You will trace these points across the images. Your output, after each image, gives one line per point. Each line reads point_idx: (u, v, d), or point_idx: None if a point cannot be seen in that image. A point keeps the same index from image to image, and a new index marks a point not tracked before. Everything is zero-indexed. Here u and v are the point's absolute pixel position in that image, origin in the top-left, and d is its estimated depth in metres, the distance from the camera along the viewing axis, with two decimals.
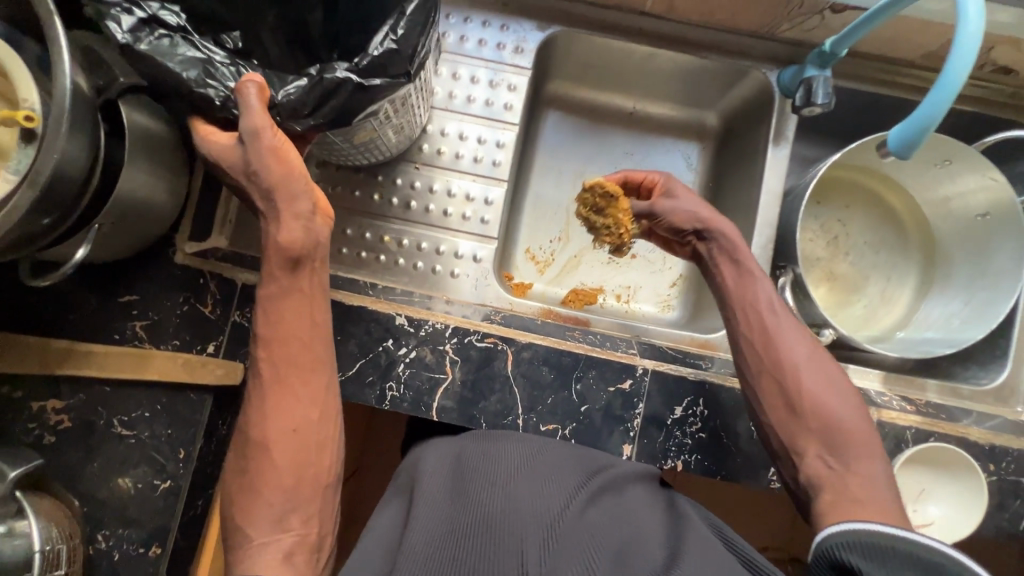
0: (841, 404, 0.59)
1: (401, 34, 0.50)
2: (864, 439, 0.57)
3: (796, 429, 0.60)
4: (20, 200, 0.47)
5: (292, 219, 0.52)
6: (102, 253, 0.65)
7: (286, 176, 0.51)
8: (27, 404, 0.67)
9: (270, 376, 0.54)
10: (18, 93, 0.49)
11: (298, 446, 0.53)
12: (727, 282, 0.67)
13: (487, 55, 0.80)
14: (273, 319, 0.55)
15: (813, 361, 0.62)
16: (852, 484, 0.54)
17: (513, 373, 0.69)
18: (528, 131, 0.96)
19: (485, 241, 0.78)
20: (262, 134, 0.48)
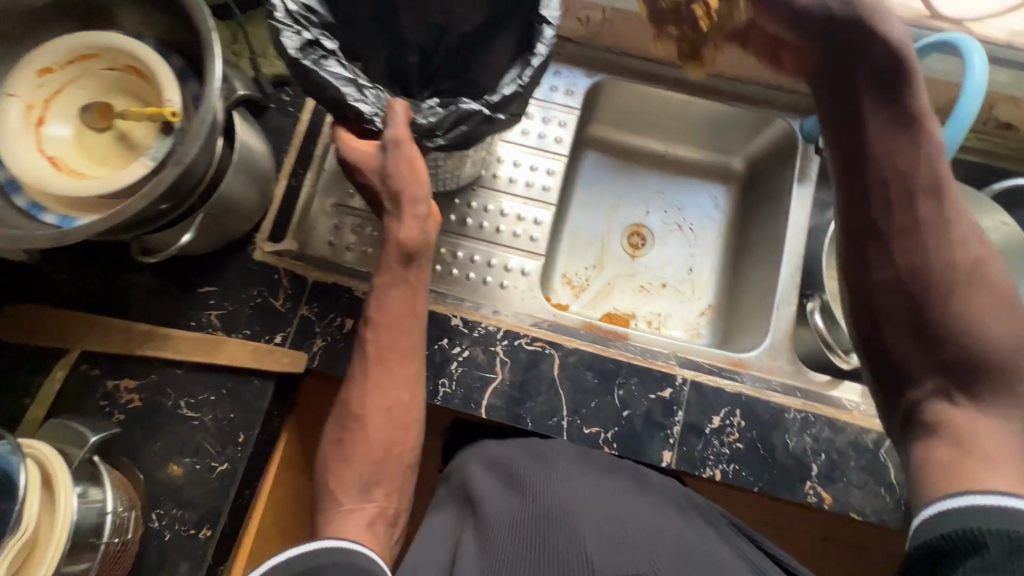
0: (990, 322, 0.56)
1: (526, 80, 0.61)
2: (1007, 366, 0.55)
3: (923, 354, 0.59)
4: (164, 176, 0.54)
5: (412, 220, 0.65)
6: (195, 247, 0.72)
7: (414, 181, 0.63)
8: (103, 382, 0.72)
9: (374, 357, 0.66)
10: (164, 95, 0.58)
11: (390, 419, 0.65)
12: (880, 154, 0.59)
13: (541, 95, 0.91)
14: (383, 308, 0.66)
15: (961, 267, 0.58)
16: (979, 430, 0.53)
17: (560, 375, 0.74)
18: (569, 167, 1.05)
19: (534, 257, 0.84)
20: (401, 144, 0.61)
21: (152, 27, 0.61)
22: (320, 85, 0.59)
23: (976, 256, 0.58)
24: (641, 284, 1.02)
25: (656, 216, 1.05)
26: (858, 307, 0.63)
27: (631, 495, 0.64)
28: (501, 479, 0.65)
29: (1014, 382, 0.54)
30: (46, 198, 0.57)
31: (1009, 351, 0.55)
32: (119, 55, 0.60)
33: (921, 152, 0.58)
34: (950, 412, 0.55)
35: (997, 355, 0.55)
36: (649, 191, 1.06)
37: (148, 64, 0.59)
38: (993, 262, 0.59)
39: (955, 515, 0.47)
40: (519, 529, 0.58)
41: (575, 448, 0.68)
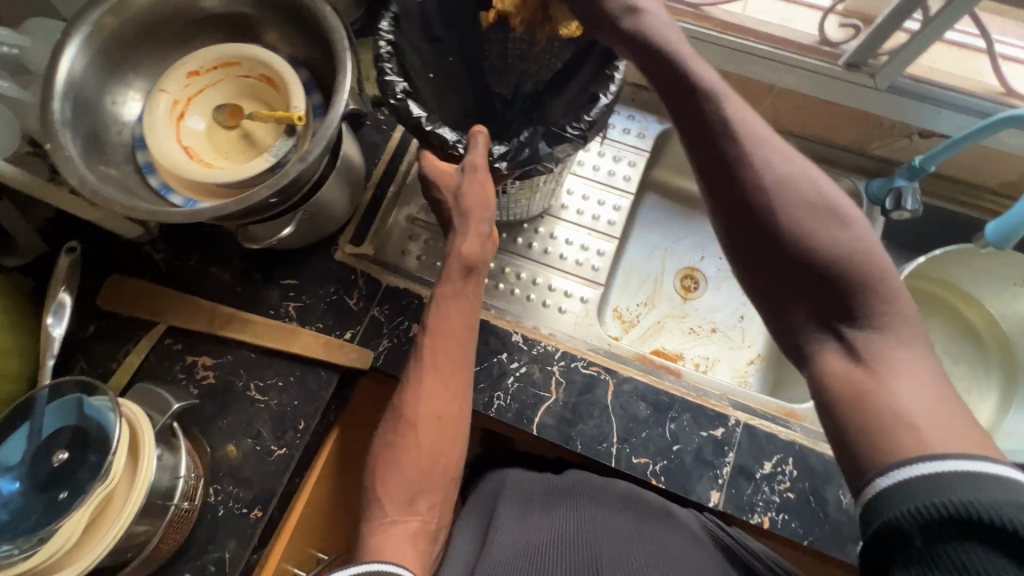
0: (845, 253, 0.46)
1: (591, 117, 0.65)
2: (863, 288, 0.45)
3: (785, 286, 0.48)
4: (290, 171, 0.60)
5: (474, 236, 0.66)
6: (287, 242, 0.78)
7: (482, 203, 0.65)
8: (183, 356, 0.77)
9: (428, 365, 0.64)
10: (292, 101, 0.65)
11: (439, 428, 0.62)
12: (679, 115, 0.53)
13: (614, 137, 0.96)
14: (443, 314, 0.65)
15: (781, 199, 0.48)
16: (888, 361, 0.44)
17: (613, 403, 0.75)
18: (631, 206, 1.10)
19: (593, 285, 0.87)
20: (477, 168, 0.65)
21: (288, 44, 0.69)
22: (409, 113, 0.64)
23: (800, 180, 0.48)
24: (690, 327, 1.05)
25: (710, 262, 1.08)
26: (729, 257, 0.52)
27: (646, 520, 0.64)
28: (522, 504, 0.68)
29: (871, 305, 0.45)
30: (175, 181, 0.64)
31: (868, 293, 0.45)
32: (257, 65, 0.67)
33: (681, 97, 0.53)
34: (845, 361, 0.45)
35: (851, 273, 0.46)
36: (704, 237, 1.10)
37: (282, 76, 0.66)
38: (823, 194, 0.48)
39: (928, 488, 0.37)
40: (533, 541, 0.59)
41: (597, 481, 0.71)
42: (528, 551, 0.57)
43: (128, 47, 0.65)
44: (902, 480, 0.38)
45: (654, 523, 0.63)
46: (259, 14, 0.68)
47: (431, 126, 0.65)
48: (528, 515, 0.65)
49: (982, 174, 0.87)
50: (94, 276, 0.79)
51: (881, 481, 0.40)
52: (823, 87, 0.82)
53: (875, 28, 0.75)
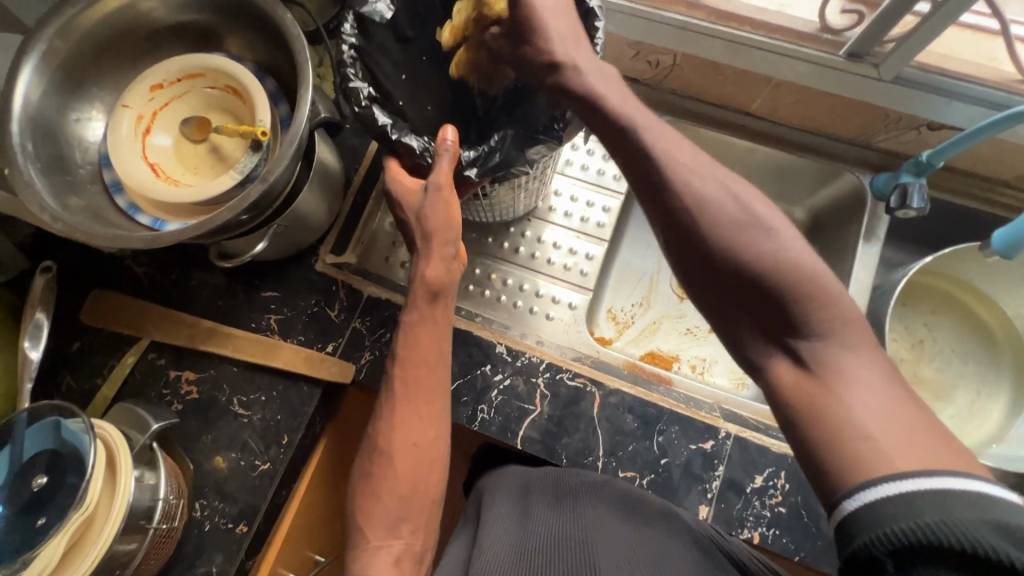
0: (774, 261, 0.43)
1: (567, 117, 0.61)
2: (798, 295, 0.42)
3: (727, 301, 0.46)
4: (253, 190, 0.58)
5: (438, 261, 0.64)
6: (264, 254, 0.76)
7: (445, 224, 0.63)
8: (167, 372, 0.77)
9: (398, 394, 0.63)
10: (257, 115, 0.63)
11: (418, 455, 0.61)
12: (608, 131, 0.51)
13: None
14: (409, 343, 0.64)
15: (703, 215, 0.46)
16: (841, 374, 0.40)
17: (599, 415, 0.73)
18: (625, 202, 1.06)
19: (581, 291, 0.85)
20: (441, 189, 0.62)
21: (257, 53, 0.67)
22: (373, 121, 0.61)
23: (736, 194, 0.46)
24: (687, 327, 1.02)
25: None
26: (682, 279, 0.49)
27: (655, 530, 0.58)
28: (524, 509, 0.62)
29: (814, 316, 0.42)
30: (144, 201, 0.62)
31: (807, 297, 0.42)
32: (221, 76, 0.65)
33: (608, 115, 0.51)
34: (792, 370, 0.43)
35: (787, 279, 0.43)
36: None
37: (246, 87, 0.64)
38: (754, 206, 0.45)
39: (905, 515, 0.34)
40: (531, 556, 0.54)
41: (601, 479, 0.65)
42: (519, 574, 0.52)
43: (90, 61, 0.63)
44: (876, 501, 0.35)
45: (662, 534, 0.58)
46: (229, 25, 0.66)
47: (396, 134, 0.62)
48: (528, 525, 0.59)
49: (996, 168, 0.81)
50: (77, 291, 0.79)
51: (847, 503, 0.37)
52: (822, 79, 0.77)
53: (876, 16, 0.70)
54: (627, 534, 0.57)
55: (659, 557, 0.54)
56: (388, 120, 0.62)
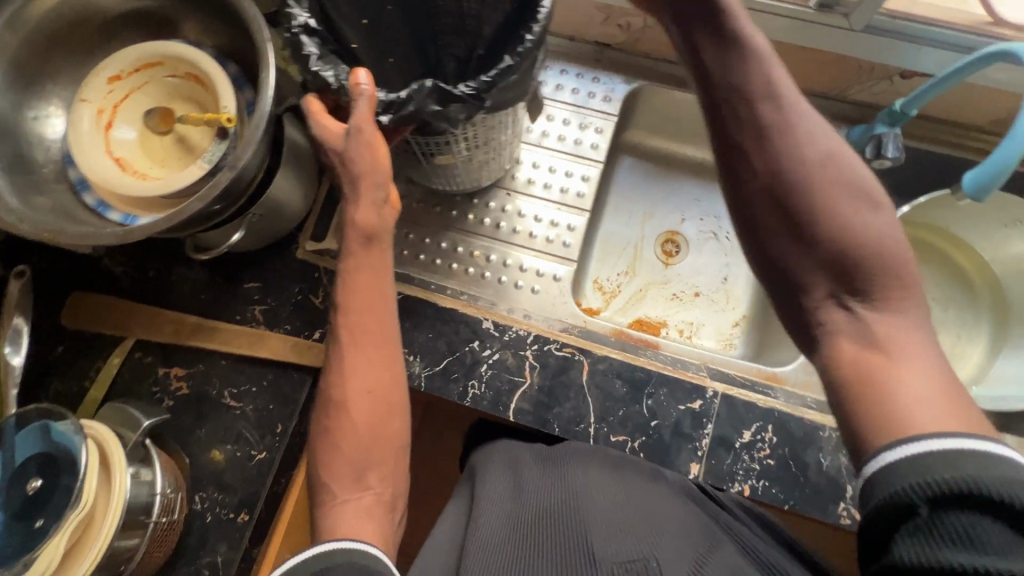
0: (866, 229, 0.46)
1: (493, 78, 0.54)
2: (870, 261, 0.45)
3: (804, 261, 0.48)
4: (221, 179, 0.56)
5: (370, 205, 0.57)
6: (241, 245, 0.75)
7: (371, 167, 0.56)
8: (155, 369, 0.76)
9: (346, 342, 0.59)
10: (220, 102, 0.61)
11: (373, 404, 0.57)
12: (715, 71, 0.53)
13: (577, 101, 0.90)
14: (350, 289, 0.59)
15: (813, 168, 0.48)
16: (901, 343, 0.43)
17: (588, 382, 0.74)
18: (604, 171, 1.06)
19: (564, 262, 0.85)
20: (363, 130, 0.54)
21: (217, 37, 0.65)
22: (299, 48, 0.57)
23: (832, 154, 0.49)
24: (673, 293, 1.03)
25: (690, 223, 1.06)
26: (750, 229, 0.51)
27: (650, 495, 0.59)
28: (518, 480, 0.62)
29: (882, 283, 0.45)
30: (112, 197, 0.61)
31: (882, 271, 0.45)
32: (180, 63, 0.64)
33: (717, 62, 0.53)
34: (847, 323, 0.46)
35: (866, 253, 0.46)
36: (685, 198, 1.06)
37: (207, 74, 0.62)
38: (851, 166, 0.48)
39: (937, 464, 0.36)
40: (526, 527, 0.54)
41: (587, 449, 0.66)
42: (515, 546, 0.52)
43: (37, 54, 0.61)
44: (908, 453, 0.38)
45: (656, 498, 0.59)
46: (186, 10, 0.64)
47: (315, 67, 0.56)
48: (520, 494, 0.59)
49: (966, 114, 0.83)
50: (56, 294, 0.78)
51: (881, 458, 0.39)
52: (794, 33, 0.77)
53: None
54: (620, 497, 0.58)
55: (651, 518, 0.54)
56: (316, 50, 0.58)
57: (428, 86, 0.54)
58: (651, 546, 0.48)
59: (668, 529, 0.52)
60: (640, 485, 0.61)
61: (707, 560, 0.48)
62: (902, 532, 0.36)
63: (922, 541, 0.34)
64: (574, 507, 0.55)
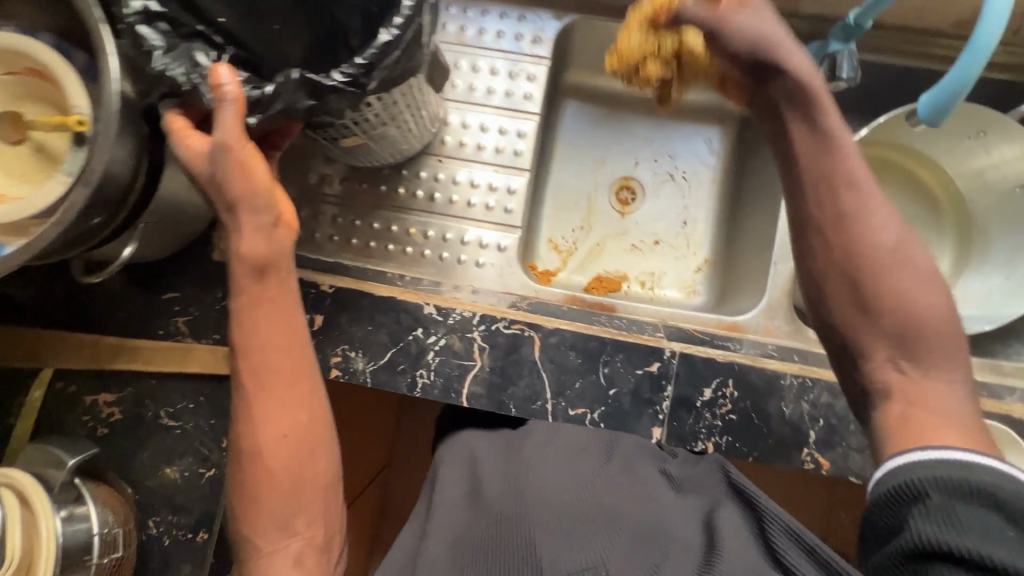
0: (930, 300, 0.50)
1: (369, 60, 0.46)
2: (932, 341, 0.49)
3: (865, 329, 0.52)
4: (76, 197, 0.49)
5: (253, 232, 0.50)
6: (145, 253, 0.68)
7: (251, 190, 0.49)
8: (81, 398, 0.71)
9: (252, 386, 0.54)
10: (69, 100, 0.52)
11: (290, 449, 0.54)
12: (811, 154, 0.56)
13: (506, 47, 0.80)
14: (249, 329, 0.54)
15: (893, 252, 0.52)
16: (930, 398, 0.47)
17: (541, 358, 0.70)
18: (548, 119, 0.98)
19: (508, 230, 0.79)
20: (231, 147, 0.47)
21: (55, 20, 0.55)
22: (141, 40, 0.48)
23: (906, 241, 0.52)
24: (632, 244, 0.98)
25: (645, 167, 0.99)
26: (812, 300, 0.56)
27: (612, 477, 0.59)
28: (473, 475, 0.61)
29: (934, 358, 0.49)
30: None
31: (944, 348, 0.49)
32: (14, 57, 0.54)
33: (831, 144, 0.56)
34: (897, 380, 0.49)
35: (933, 330, 0.49)
36: (638, 140, 0.99)
37: (47, 66, 0.53)
38: (918, 251, 0.52)
39: (957, 468, 0.40)
40: (479, 536, 0.53)
41: (546, 432, 0.65)
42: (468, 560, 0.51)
43: None
44: (928, 457, 0.42)
45: (619, 480, 0.58)
46: None
47: (159, 68, 0.48)
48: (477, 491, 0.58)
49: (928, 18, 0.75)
50: None
51: (902, 461, 0.43)
52: None
53: None
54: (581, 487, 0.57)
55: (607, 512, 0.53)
56: (160, 41, 0.49)
57: (296, 77, 0.46)
58: (601, 549, 0.49)
59: (623, 521, 0.52)
60: (605, 468, 0.60)
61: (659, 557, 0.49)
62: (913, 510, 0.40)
63: (934, 517, 0.38)
64: (526, 502, 0.54)
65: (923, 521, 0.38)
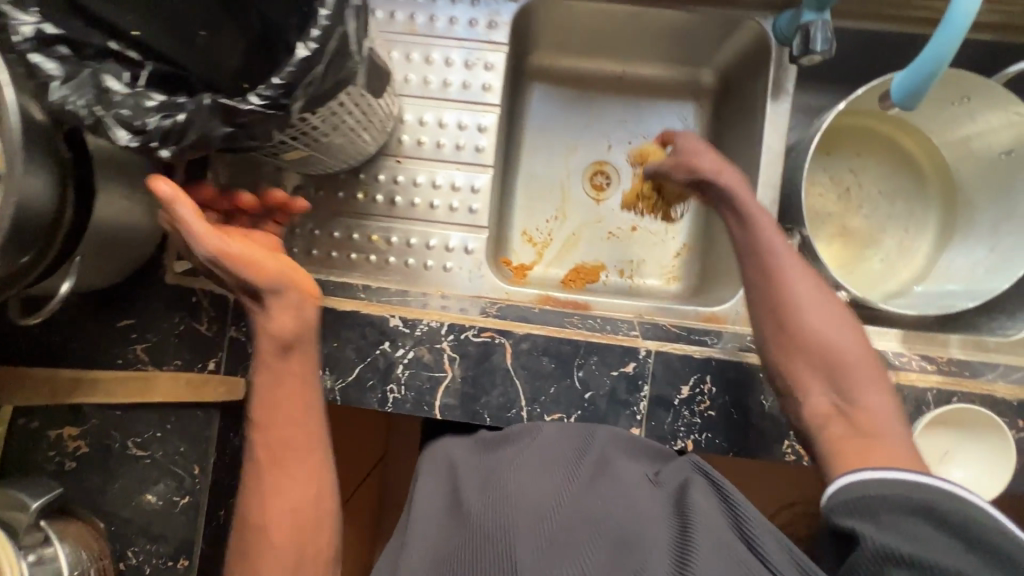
0: (846, 341, 0.61)
1: (282, 80, 0.41)
2: (861, 374, 0.59)
3: (804, 369, 0.61)
4: None
5: (285, 311, 0.58)
6: (88, 282, 0.64)
7: (252, 271, 0.56)
8: (45, 433, 0.69)
9: (266, 460, 0.58)
10: None
11: (297, 521, 0.57)
12: (740, 234, 0.68)
13: (460, 34, 0.75)
14: (268, 406, 0.59)
15: (815, 304, 0.63)
16: (875, 424, 0.56)
17: (514, 366, 0.68)
18: (514, 105, 0.93)
19: (474, 231, 0.76)
20: (220, 247, 0.54)
21: None
22: (38, 70, 0.44)
23: (820, 291, 0.64)
24: (608, 232, 0.95)
25: (619, 150, 0.94)
26: (765, 350, 0.64)
27: (601, 477, 0.56)
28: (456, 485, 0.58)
29: (864, 389, 0.59)
30: None
31: (871, 380, 0.59)
32: None
33: (758, 222, 0.67)
34: (831, 409, 0.59)
35: (858, 365, 0.60)
36: (610, 121, 0.94)
37: None
38: (831, 301, 0.64)
39: (901, 488, 0.47)
40: (455, 544, 0.51)
41: (531, 437, 0.62)
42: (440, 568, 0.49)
43: None
44: (879, 479, 0.49)
45: (608, 480, 0.56)
46: None
47: (58, 99, 0.43)
48: (459, 499, 0.56)
49: None
50: None
51: (853, 483, 0.50)
52: None
53: None
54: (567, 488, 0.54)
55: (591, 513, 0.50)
56: (58, 70, 0.44)
57: (206, 104, 0.41)
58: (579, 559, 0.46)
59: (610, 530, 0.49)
60: (591, 472, 0.57)
61: (642, 558, 0.46)
62: (865, 523, 0.45)
63: (884, 530, 0.43)
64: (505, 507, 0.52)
65: (874, 531, 0.44)
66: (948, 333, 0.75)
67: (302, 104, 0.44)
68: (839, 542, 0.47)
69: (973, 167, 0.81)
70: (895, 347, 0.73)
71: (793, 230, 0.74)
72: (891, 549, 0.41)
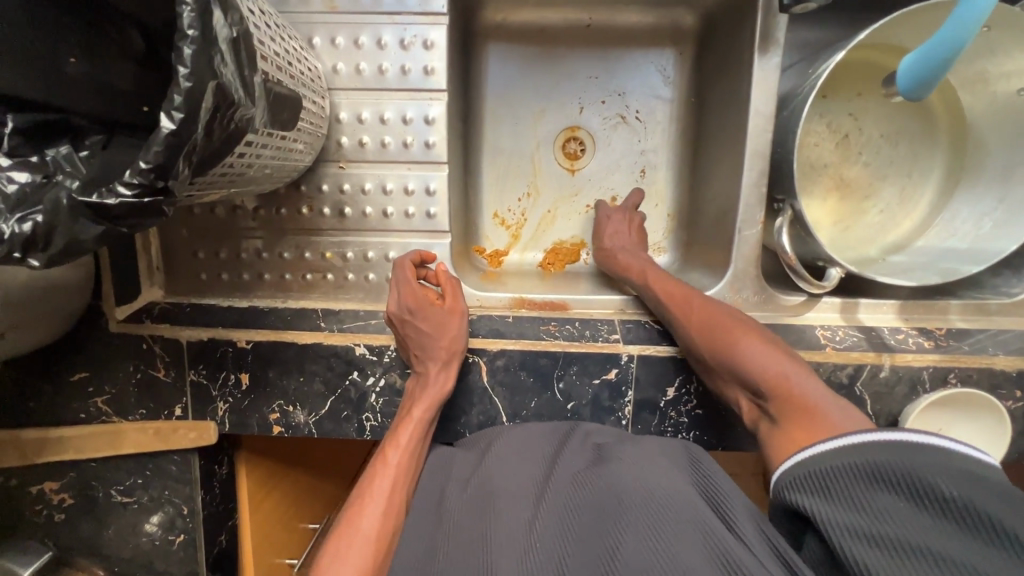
0: (748, 348, 0.57)
1: (147, 164, 0.34)
2: (769, 377, 0.55)
3: (729, 387, 0.59)
4: None
5: (444, 375, 0.62)
6: (19, 347, 0.59)
7: (449, 333, 0.62)
8: (25, 491, 0.67)
9: (379, 470, 0.58)
10: None
11: (380, 543, 0.53)
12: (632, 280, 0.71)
13: (390, 6, 0.63)
14: (406, 426, 0.60)
15: (706, 316, 0.61)
16: (800, 424, 0.51)
17: (491, 383, 0.65)
18: (468, 71, 0.82)
19: (437, 237, 0.69)
20: (444, 305, 0.64)
21: None
22: None
23: (707, 301, 0.63)
24: (586, 205, 0.86)
25: (592, 110, 0.83)
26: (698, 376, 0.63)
27: (585, 458, 0.55)
28: (447, 481, 0.57)
29: (773, 393, 0.54)
30: None
31: (766, 355, 0.56)
32: None
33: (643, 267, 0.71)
34: (768, 424, 0.55)
35: (767, 371, 0.55)
36: (579, 78, 0.83)
37: None
38: (723, 309, 0.62)
39: (852, 453, 0.42)
40: (438, 540, 0.50)
41: (515, 432, 0.61)
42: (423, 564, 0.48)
43: None
44: (835, 446, 0.44)
45: (588, 460, 0.54)
46: None
47: None
48: (443, 496, 0.55)
49: None
50: None
51: (801, 454, 0.47)
52: None
53: None
54: (564, 480, 0.52)
55: (577, 491, 0.50)
56: None
57: (65, 200, 0.35)
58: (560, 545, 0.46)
59: (593, 507, 0.48)
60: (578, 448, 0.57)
61: (615, 536, 0.44)
62: (820, 499, 0.42)
63: (839, 505, 0.40)
64: (489, 507, 0.51)
65: (830, 511, 0.40)
66: (948, 297, 0.71)
67: (187, 176, 0.37)
68: (799, 519, 0.44)
69: (988, 105, 0.72)
70: (891, 320, 0.70)
71: (785, 203, 0.66)
72: (854, 532, 0.38)
